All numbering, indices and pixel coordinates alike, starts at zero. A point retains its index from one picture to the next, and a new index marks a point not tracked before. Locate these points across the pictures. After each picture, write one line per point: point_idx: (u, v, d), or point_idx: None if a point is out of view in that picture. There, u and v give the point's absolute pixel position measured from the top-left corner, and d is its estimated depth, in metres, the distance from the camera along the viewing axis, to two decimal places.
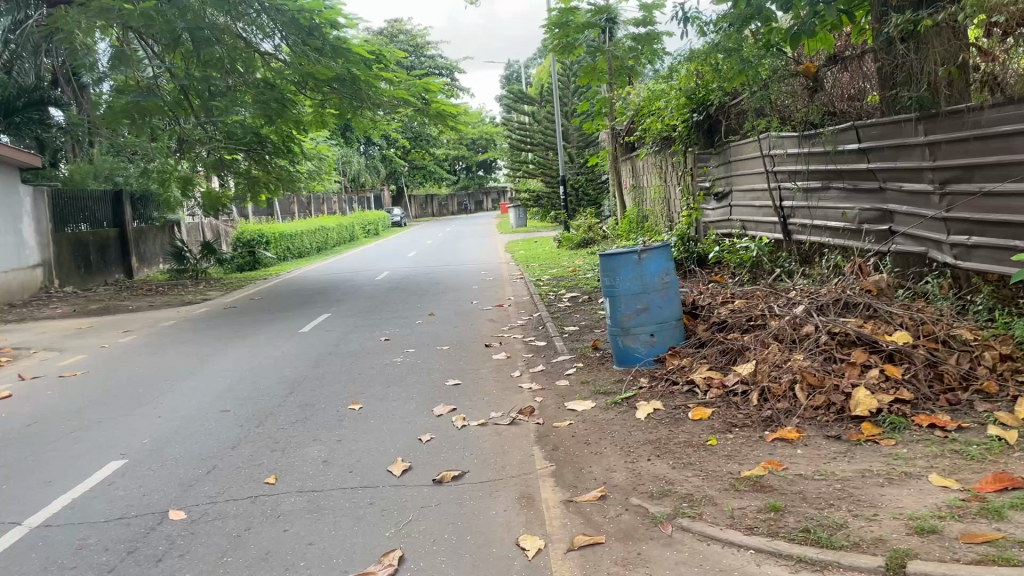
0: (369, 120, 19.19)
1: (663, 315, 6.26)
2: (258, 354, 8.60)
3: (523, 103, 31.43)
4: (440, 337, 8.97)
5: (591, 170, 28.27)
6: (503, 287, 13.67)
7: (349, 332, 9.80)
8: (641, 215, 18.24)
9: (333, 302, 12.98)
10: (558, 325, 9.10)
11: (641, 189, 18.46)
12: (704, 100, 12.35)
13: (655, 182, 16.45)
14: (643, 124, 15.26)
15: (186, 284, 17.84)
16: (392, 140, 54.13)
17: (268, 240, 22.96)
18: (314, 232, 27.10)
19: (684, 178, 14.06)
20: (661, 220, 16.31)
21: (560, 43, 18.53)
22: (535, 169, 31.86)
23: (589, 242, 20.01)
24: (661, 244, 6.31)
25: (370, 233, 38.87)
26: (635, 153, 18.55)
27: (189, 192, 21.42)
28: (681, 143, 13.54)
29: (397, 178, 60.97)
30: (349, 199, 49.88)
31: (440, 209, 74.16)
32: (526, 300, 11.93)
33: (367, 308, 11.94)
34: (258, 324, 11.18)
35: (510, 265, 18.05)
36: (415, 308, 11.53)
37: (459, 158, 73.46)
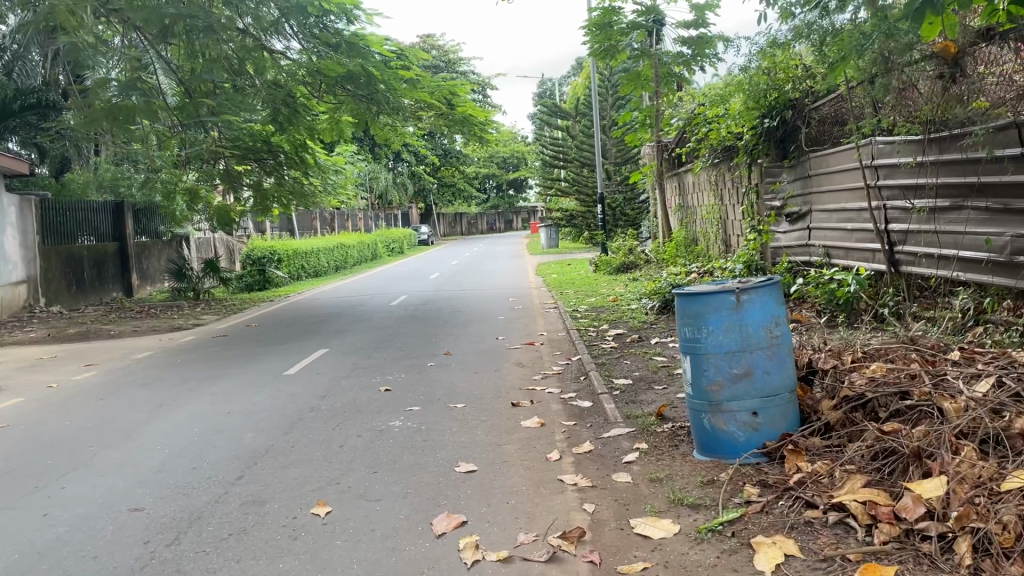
0: (390, 130, 17.39)
1: (770, 385, 4.31)
2: (223, 407, 6.76)
3: (557, 117, 29.58)
4: (454, 390, 7.04)
5: (630, 188, 26.36)
6: (535, 319, 11.75)
7: (343, 377, 7.92)
8: (690, 237, 16.24)
9: (334, 333, 11.12)
10: (606, 376, 7.15)
11: (690, 209, 16.43)
12: (779, 102, 10.39)
13: (711, 200, 14.39)
14: (701, 134, 13.27)
15: (182, 306, 16.11)
16: (422, 156, 52.51)
17: (280, 258, 21.24)
18: (332, 249, 25.38)
19: (747, 196, 12.08)
20: (716, 244, 14.31)
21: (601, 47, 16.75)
22: (568, 187, 30.02)
23: (629, 266, 17.96)
24: (768, 281, 4.39)
25: (394, 251, 37.09)
26: (685, 168, 16.51)
27: (196, 205, 19.82)
28: (746, 154, 11.57)
29: (426, 196, 59.45)
30: (375, 217, 48.24)
31: (470, 228, 72.46)
32: (561, 336, 10.01)
33: (374, 342, 10.07)
34: (242, 360, 9.36)
35: (542, 291, 16.12)
36: (430, 344, 9.63)
37: (489, 176, 71.94)
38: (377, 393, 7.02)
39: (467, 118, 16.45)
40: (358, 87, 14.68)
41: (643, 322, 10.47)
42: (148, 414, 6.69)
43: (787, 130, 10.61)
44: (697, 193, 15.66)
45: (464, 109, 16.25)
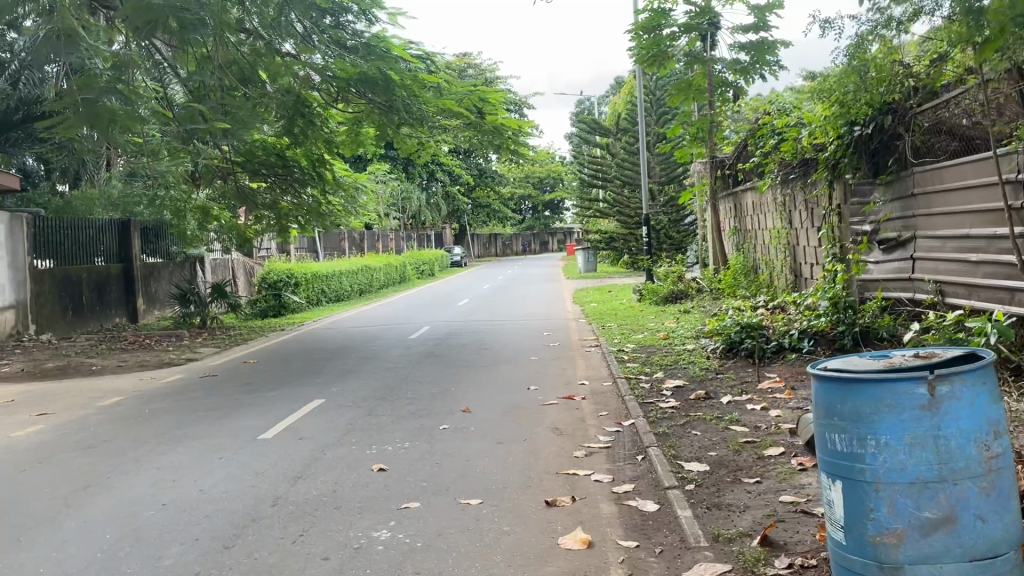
0: (414, 141, 15.72)
1: (984, 540, 2.58)
2: (162, 493, 5.10)
3: (595, 135, 28.07)
4: (468, 471, 5.30)
5: (676, 209, 24.55)
6: (574, 361, 10.00)
7: (331, 444, 6.23)
8: (749, 265, 14.38)
9: (336, 375, 9.48)
10: (672, 458, 5.37)
11: (751, 234, 14.51)
12: (877, 106, 8.58)
13: (780, 223, 12.48)
14: (771, 146, 11.42)
15: (182, 335, 14.60)
16: (456, 175, 51.09)
17: (298, 282, 19.66)
18: (356, 272, 23.85)
19: (827, 219, 10.25)
20: (784, 274, 12.46)
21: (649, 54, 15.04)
22: (608, 208, 28.30)
23: (678, 296, 16.04)
24: (980, 362, 2.64)
25: (425, 273, 35.57)
26: (745, 186, 14.65)
27: (208, 224, 18.42)
28: (827, 169, 9.75)
29: (460, 217, 58.08)
30: (406, 237, 46.88)
31: (504, 249, 70.91)
32: (607, 386, 8.25)
33: (379, 389, 8.38)
34: (218, 412, 7.74)
35: (580, 323, 14.36)
36: (446, 396, 7.90)
37: (523, 196, 70.52)
38: (367, 474, 5.31)
39: (497, 128, 14.62)
40: (369, 90, 12.99)
41: (704, 372, 8.65)
42: (63, 502, 5.03)
43: (883, 140, 8.81)
44: (761, 214, 13.73)
45: (495, 118, 14.46)
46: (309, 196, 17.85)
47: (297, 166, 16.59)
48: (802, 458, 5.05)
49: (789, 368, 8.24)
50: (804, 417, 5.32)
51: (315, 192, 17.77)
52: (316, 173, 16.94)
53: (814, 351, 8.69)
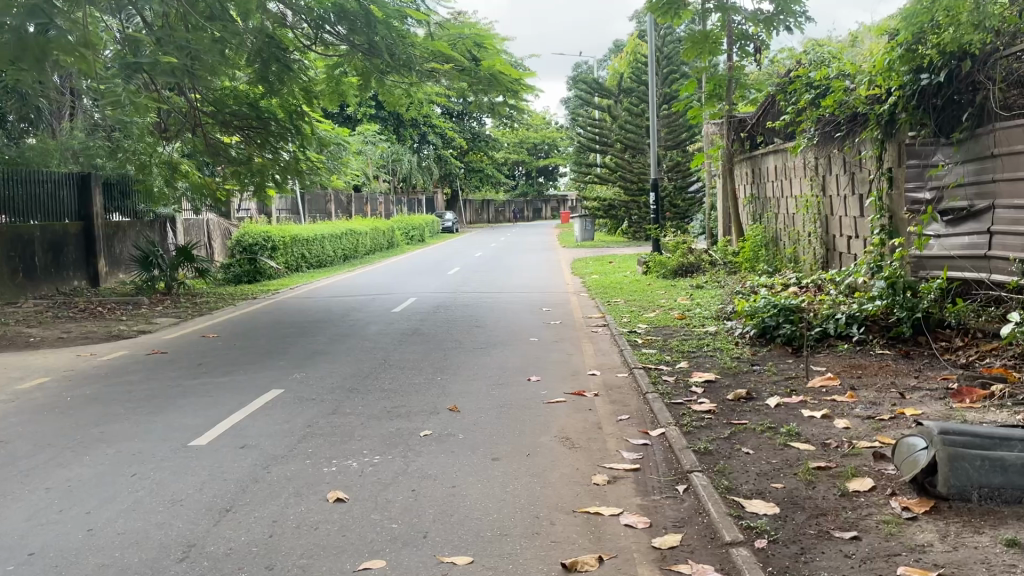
0: (400, 90, 14.14)
1: None
2: (37, 533, 3.75)
3: (596, 95, 26.71)
4: (454, 506, 3.97)
5: (683, 175, 23.12)
6: (579, 344, 8.66)
7: (279, 456, 4.89)
8: (772, 238, 13.04)
9: (302, 357, 8.10)
10: (725, 492, 4.04)
11: (775, 202, 13.10)
12: (951, 48, 7.14)
13: (813, 191, 11.05)
14: (807, 101, 9.95)
15: (140, 303, 13.16)
16: (449, 138, 49.29)
17: (275, 246, 18.19)
18: (340, 237, 22.36)
19: (875, 185, 8.86)
20: (815, 247, 11.11)
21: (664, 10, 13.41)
22: (609, 173, 26.85)
23: (689, 270, 14.64)
24: None
25: (414, 239, 34.03)
26: (767, 149, 13.24)
27: (175, 182, 16.87)
28: (881, 127, 8.33)
29: (451, 181, 56.47)
30: (396, 202, 45.30)
31: (497, 216, 69.32)
32: (623, 378, 6.92)
33: (349, 377, 7.02)
34: (151, 404, 6.37)
35: (583, 298, 13.01)
36: (429, 388, 6.56)
37: (517, 161, 68.93)
38: (317, 506, 3.98)
39: (493, 76, 12.91)
40: (344, 24, 11.43)
41: (735, 363, 7.33)
42: None
43: (955, 92, 7.34)
44: (787, 179, 12.29)
45: (491, 64, 12.75)
46: (286, 152, 16.31)
47: (272, 119, 15.01)
48: (906, 501, 3.74)
49: (839, 361, 6.92)
50: (905, 440, 3.96)
51: (292, 148, 16.19)
52: (293, 129, 15.33)
53: (866, 339, 7.37)
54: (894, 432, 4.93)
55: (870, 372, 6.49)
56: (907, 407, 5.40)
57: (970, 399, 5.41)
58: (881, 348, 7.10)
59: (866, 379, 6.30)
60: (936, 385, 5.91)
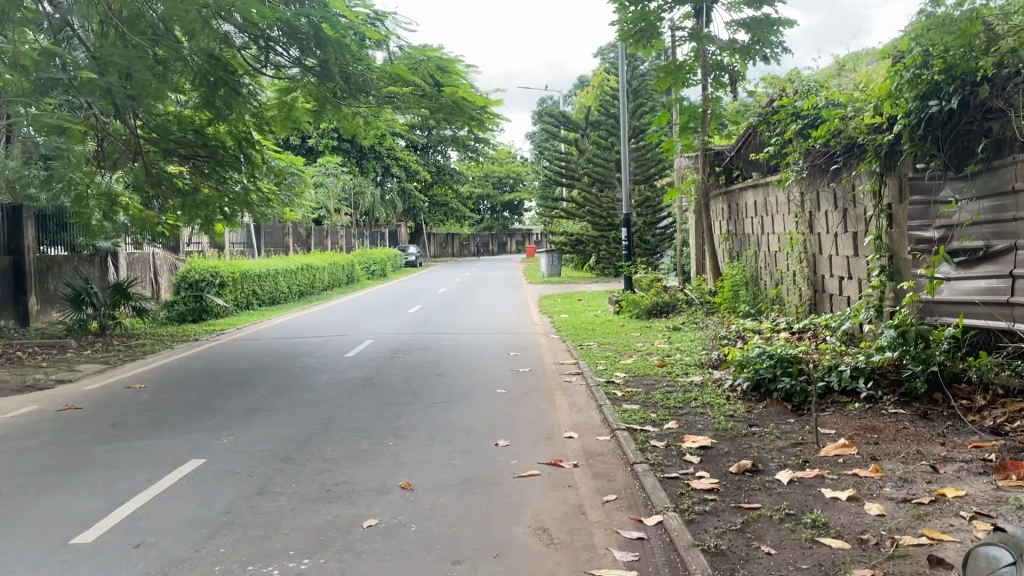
0: (358, 117, 13.27)
1: None
2: None
3: (562, 128, 26.11)
4: None
5: (654, 209, 22.45)
6: (552, 397, 7.73)
7: (182, 560, 3.88)
8: (755, 276, 12.28)
9: (235, 415, 7.07)
10: None
11: (755, 238, 12.38)
12: (968, 70, 6.42)
13: (800, 227, 10.33)
14: (795, 131, 9.25)
15: (67, 347, 11.96)
16: (413, 171, 48.45)
17: (224, 282, 17.06)
18: (294, 272, 21.26)
19: (875, 222, 8.12)
20: (802, 288, 10.36)
21: (638, 41, 12.63)
22: (577, 208, 26.11)
23: (664, 309, 13.83)
24: None
25: (375, 274, 32.94)
26: (746, 183, 12.54)
27: (114, 214, 15.73)
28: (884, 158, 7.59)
29: (415, 214, 55.57)
30: (358, 235, 44.22)
31: (461, 249, 68.46)
32: (605, 443, 5.99)
33: (286, 443, 6.01)
34: (43, 481, 5.30)
35: (553, 340, 12.10)
36: (378, 459, 5.58)
37: (481, 195, 68.33)
38: None
39: (456, 104, 11.98)
40: (294, 43, 10.49)
41: (730, 422, 6.44)
42: None
43: (969, 120, 6.63)
44: (770, 215, 11.58)
45: (455, 91, 11.84)
46: (235, 182, 15.29)
47: (219, 148, 13.95)
48: None
49: (850, 422, 6.07)
50: None
51: (241, 176, 15.24)
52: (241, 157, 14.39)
53: (875, 395, 6.54)
54: (940, 522, 4.07)
55: (888, 437, 5.65)
56: (947, 486, 4.54)
57: (1016, 475, 4.60)
58: (894, 408, 6.29)
59: (885, 446, 5.46)
60: (971, 456, 5.08)
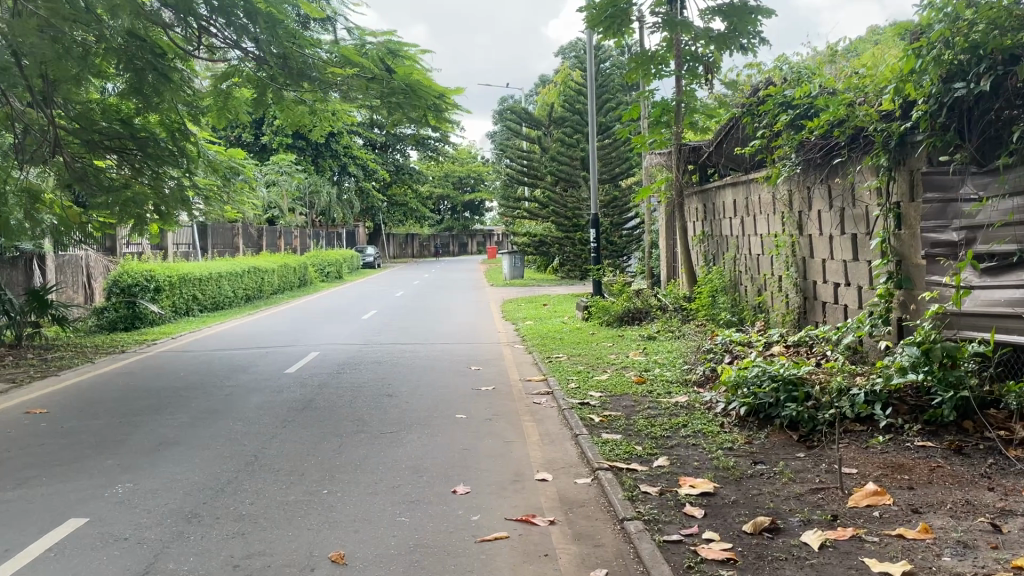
0: (301, 105, 12.11)
1: None
2: None
3: (524, 125, 25.28)
4: None
5: (623, 207, 21.56)
6: (519, 423, 6.68)
7: None
8: (736, 280, 11.36)
9: (141, 452, 5.92)
10: None
11: (735, 240, 11.49)
12: (1002, 48, 5.53)
13: (787, 228, 9.45)
14: (786, 122, 8.35)
15: None
16: (371, 170, 47.05)
17: (160, 287, 15.73)
18: (240, 275, 19.94)
19: (881, 222, 7.22)
20: (790, 294, 9.46)
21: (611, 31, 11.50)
22: (541, 207, 25.15)
23: (636, 316, 12.89)
24: None
25: (330, 276, 31.61)
26: (725, 181, 11.66)
27: (36, 213, 14.34)
28: (898, 149, 6.71)
29: (373, 214, 54.18)
30: (314, 236, 42.76)
31: (421, 250, 67.15)
32: (585, 487, 4.98)
33: (197, 493, 4.89)
34: None
35: (517, 351, 11.07)
36: (306, 515, 4.50)
37: (441, 195, 67.11)
38: None
39: (411, 87, 10.53)
40: (222, 18, 9.28)
41: (730, 457, 5.48)
42: None
43: (1000, 106, 5.74)
44: (751, 215, 10.69)
45: (409, 73, 10.48)
46: (168, 179, 13.82)
47: (149, 139, 12.69)
48: None
49: (873, 459, 5.15)
50: None
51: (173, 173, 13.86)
52: (176, 153, 13.12)
53: (895, 423, 5.64)
54: None
55: (924, 481, 4.71)
56: (1023, 556, 3.58)
57: None
58: (921, 440, 5.39)
59: (926, 493, 4.51)
60: None
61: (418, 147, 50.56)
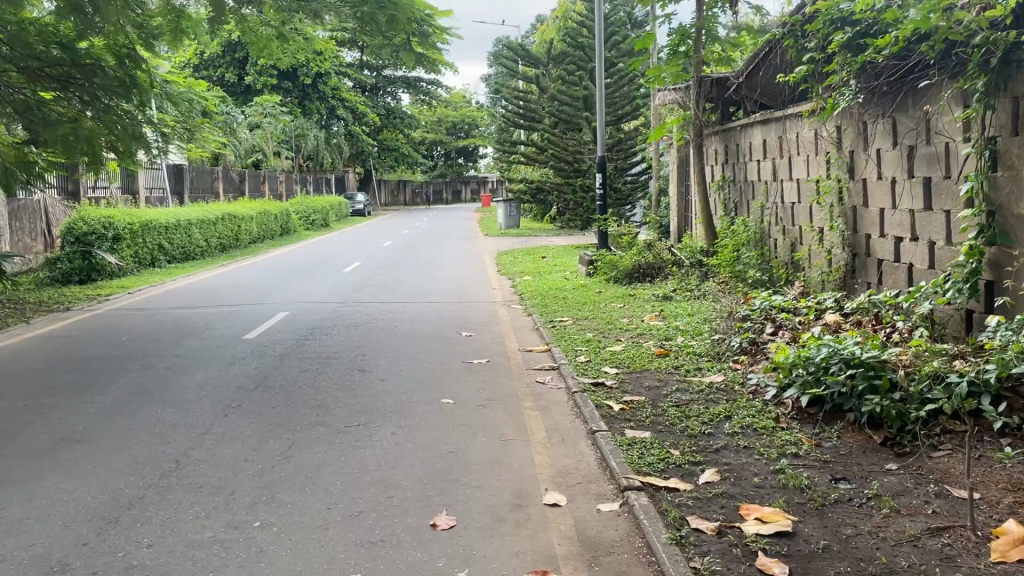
0: (265, 26, 10.51)
1: None
2: None
3: (523, 63, 23.64)
4: None
5: (628, 151, 20.03)
6: (519, 412, 5.35)
7: None
8: (766, 233, 9.98)
9: (30, 454, 4.57)
10: None
11: (763, 186, 10.07)
12: None
13: (834, 171, 8.04)
14: (843, 42, 6.91)
15: None
16: (361, 113, 45.15)
17: (119, 235, 14.28)
18: (214, 223, 18.46)
19: (969, 161, 5.81)
20: (835, 248, 8.08)
21: None
22: (540, 151, 23.57)
23: (648, 271, 11.55)
24: None
25: (317, 225, 30.11)
26: (754, 118, 10.20)
27: None
28: (1003, 70, 5.29)
29: (365, 160, 52.38)
30: (302, 181, 41.10)
31: (414, 197, 65.40)
32: (613, 519, 3.65)
33: (80, 528, 3.56)
34: None
35: (514, 312, 9.71)
36: (220, 571, 3.16)
37: (436, 140, 65.12)
38: None
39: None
40: None
41: (800, 470, 4.15)
42: None
43: None
44: (786, 158, 9.27)
45: None
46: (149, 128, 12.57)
47: (95, 69, 11.12)
48: None
49: (997, 479, 3.84)
50: None
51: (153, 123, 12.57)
52: (128, 89, 11.49)
53: (1013, 424, 4.32)
54: None
55: None
56: None
57: None
58: None
59: None
60: None
61: (410, 90, 48.57)
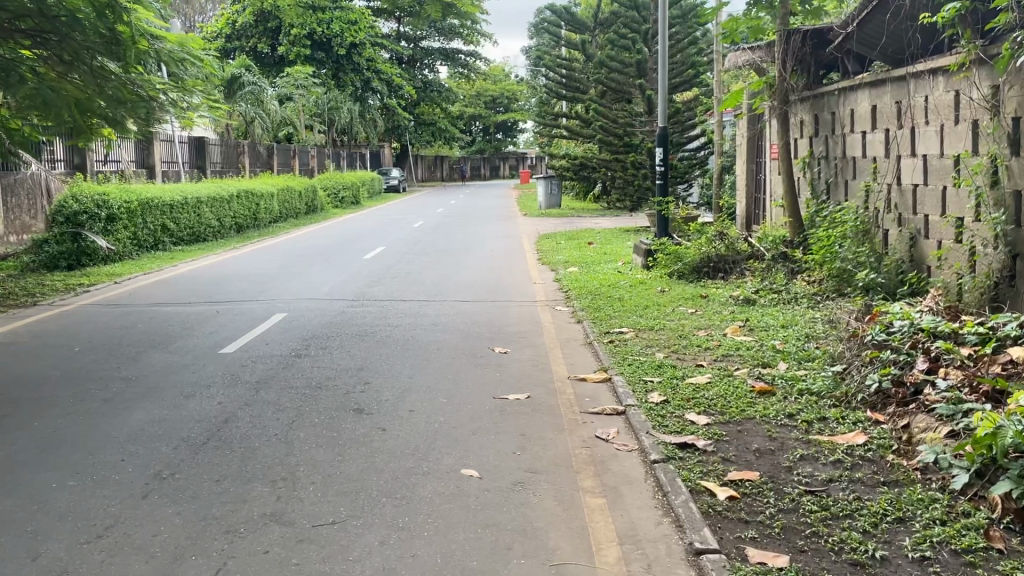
0: None
1: None
2: None
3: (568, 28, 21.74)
4: None
5: (685, 124, 17.91)
6: (576, 501, 3.58)
7: None
8: (874, 221, 8.03)
9: None
10: None
11: (871, 164, 8.08)
12: None
13: (988, 144, 6.07)
14: None
15: None
16: (397, 86, 43.27)
17: (114, 215, 12.74)
18: (228, 200, 16.89)
19: None
20: (985, 245, 6.14)
21: None
22: (584, 124, 21.57)
23: (718, 266, 9.68)
24: None
25: (347, 202, 28.51)
26: (860, 77, 8.20)
27: None
28: None
29: (401, 135, 50.59)
30: (335, 157, 39.51)
31: (451, 173, 63.61)
32: None
33: None
34: None
35: (559, 318, 7.91)
36: None
37: (474, 115, 63.08)
38: None
39: None
40: None
41: None
42: None
43: None
44: (908, 129, 7.28)
45: None
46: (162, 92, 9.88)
47: (72, 25, 8.42)
48: None
49: None
50: None
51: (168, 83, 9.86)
52: (113, 48, 8.73)
53: None
54: None
55: None
56: None
57: None
58: None
59: None
60: None
61: (448, 62, 46.54)
